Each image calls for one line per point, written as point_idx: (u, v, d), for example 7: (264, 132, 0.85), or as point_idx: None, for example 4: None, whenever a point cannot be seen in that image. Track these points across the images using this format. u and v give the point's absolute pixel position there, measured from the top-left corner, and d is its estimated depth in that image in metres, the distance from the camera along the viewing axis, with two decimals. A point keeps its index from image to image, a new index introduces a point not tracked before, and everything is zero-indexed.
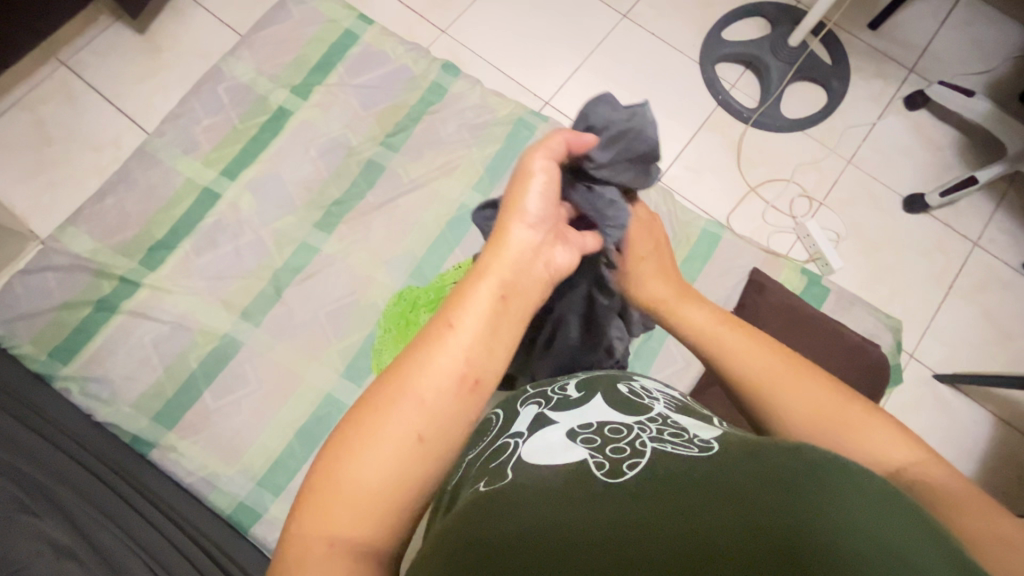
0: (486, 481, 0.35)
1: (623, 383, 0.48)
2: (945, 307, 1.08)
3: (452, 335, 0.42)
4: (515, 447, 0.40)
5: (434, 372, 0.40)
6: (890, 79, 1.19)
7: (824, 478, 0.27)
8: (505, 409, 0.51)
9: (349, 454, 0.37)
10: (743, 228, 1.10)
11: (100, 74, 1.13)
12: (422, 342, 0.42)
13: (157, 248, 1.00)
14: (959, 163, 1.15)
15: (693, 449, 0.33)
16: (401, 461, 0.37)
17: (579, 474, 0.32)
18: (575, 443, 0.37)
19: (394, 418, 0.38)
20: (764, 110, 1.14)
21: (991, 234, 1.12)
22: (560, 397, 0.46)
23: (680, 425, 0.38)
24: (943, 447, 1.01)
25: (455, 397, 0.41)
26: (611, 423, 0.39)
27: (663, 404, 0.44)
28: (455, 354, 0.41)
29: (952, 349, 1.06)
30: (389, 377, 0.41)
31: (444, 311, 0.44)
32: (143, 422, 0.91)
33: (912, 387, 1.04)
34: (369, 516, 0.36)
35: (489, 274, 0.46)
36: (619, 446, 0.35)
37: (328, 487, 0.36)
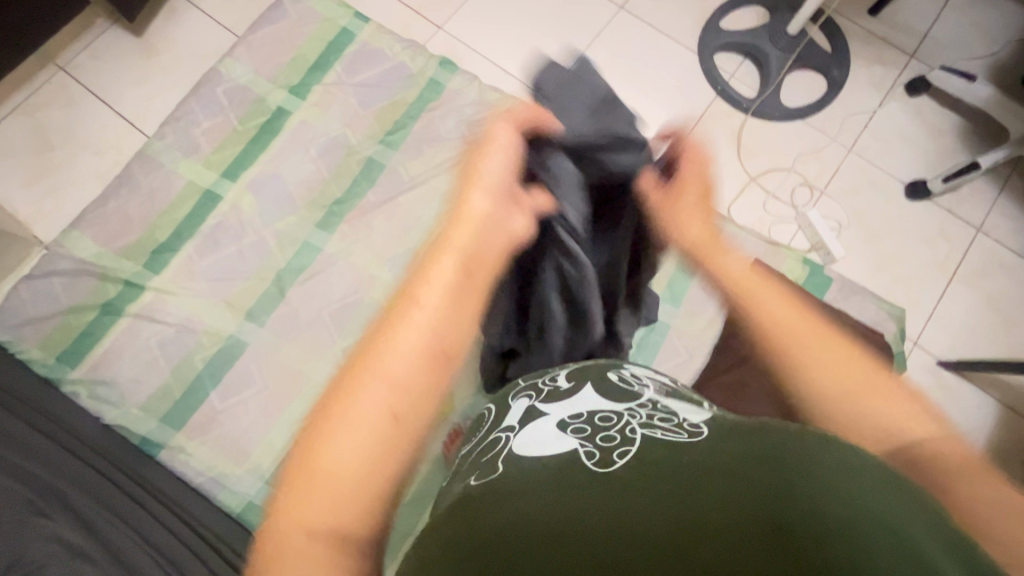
0: (478, 475, 0.36)
1: (613, 371, 0.48)
2: (948, 294, 1.08)
3: (414, 314, 0.44)
4: (506, 440, 0.41)
5: (400, 348, 0.42)
6: (890, 65, 1.18)
7: (809, 452, 0.27)
8: (497, 403, 0.54)
9: (323, 436, 0.37)
10: (745, 219, 1.10)
11: (99, 78, 1.13)
12: (389, 328, 0.44)
13: (160, 251, 1.00)
14: (961, 148, 1.14)
15: (683, 434, 0.33)
16: (374, 438, 0.37)
17: (569, 465, 0.32)
18: (566, 433, 0.37)
19: (363, 397, 0.39)
20: (763, 99, 1.13)
21: (994, 219, 1.11)
22: (551, 389, 0.47)
23: (670, 410, 0.39)
24: None
25: (423, 372, 0.41)
26: (601, 412, 0.39)
27: (654, 389, 0.45)
28: (418, 335, 0.43)
29: (956, 335, 1.06)
30: (358, 367, 0.42)
31: (409, 298, 0.46)
32: (151, 424, 0.92)
33: (916, 375, 1.04)
34: (346, 496, 0.35)
35: (451, 255, 0.49)
36: (609, 434, 0.35)
37: (304, 471, 0.36)
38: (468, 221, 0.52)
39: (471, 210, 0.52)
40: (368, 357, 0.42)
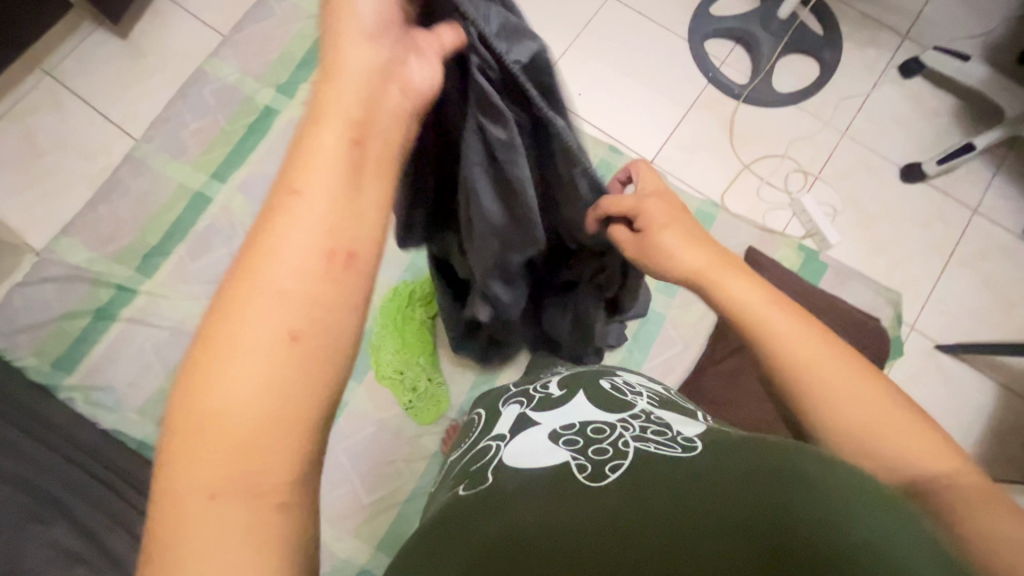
0: (466, 485, 0.37)
1: (607, 379, 0.48)
2: (946, 277, 1.07)
3: (294, 199, 0.31)
4: (496, 449, 0.41)
5: (285, 253, 0.30)
6: (883, 47, 1.16)
7: (819, 484, 0.25)
8: (486, 409, 0.56)
9: (201, 387, 0.27)
10: (739, 206, 1.09)
11: (86, 82, 1.12)
12: (265, 220, 0.31)
13: (152, 254, 1.00)
14: (956, 129, 1.13)
15: (676, 448, 0.32)
16: (275, 374, 0.28)
17: (559, 479, 0.31)
18: (558, 445, 0.36)
19: (244, 323, 0.28)
20: (755, 85, 1.12)
21: (990, 200, 1.11)
22: (542, 396, 0.48)
23: (664, 423, 0.38)
24: (946, 417, 1.01)
25: (324, 275, 0.30)
26: (594, 423, 0.38)
27: (646, 399, 0.44)
28: (308, 219, 0.31)
29: (953, 318, 1.05)
30: (231, 278, 0.30)
31: (287, 167, 0.33)
32: (148, 428, 0.92)
33: (914, 359, 1.03)
34: (252, 449, 0.27)
35: (342, 115, 0.34)
36: (601, 447, 0.34)
37: (187, 436, 0.27)
38: (372, 61, 0.35)
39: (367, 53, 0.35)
40: (244, 261, 0.30)
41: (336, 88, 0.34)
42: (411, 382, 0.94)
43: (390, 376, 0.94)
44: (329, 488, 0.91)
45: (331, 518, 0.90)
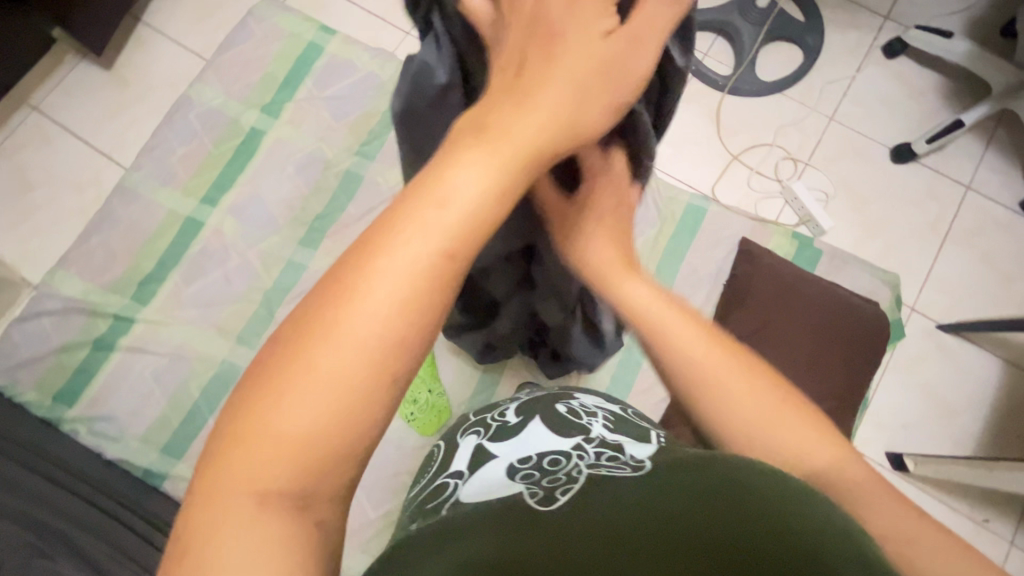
0: (424, 521, 0.40)
1: (562, 403, 0.51)
2: (943, 256, 1.06)
3: (405, 230, 0.28)
4: (455, 488, 0.44)
5: (402, 260, 0.28)
6: (865, 29, 1.16)
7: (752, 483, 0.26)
8: (448, 440, 0.59)
9: (272, 399, 0.26)
10: (730, 197, 1.08)
11: (73, 115, 1.13)
12: (374, 236, 0.29)
13: (147, 281, 1.00)
14: (945, 107, 1.12)
15: (627, 470, 0.33)
16: (343, 407, 0.26)
17: (512, 506, 0.31)
18: (514, 480, 0.38)
19: (326, 351, 0.27)
20: (739, 75, 1.12)
21: (983, 175, 1.10)
22: (499, 425, 0.52)
23: (617, 446, 0.40)
24: (951, 397, 1.00)
25: (418, 319, 0.28)
26: (551, 454, 0.41)
27: (601, 421, 0.48)
28: (421, 256, 0.28)
29: (953, 296, 1.05)
30: (326, 290, 0.28)
31: (413, 187, 0.30)
32: (152, 455, 0.92)
33: (916, 341, 1.03)
34: (302, 474, 0.26)
35: (483, 154, 0.31)
36: (554, 476, 0.35)
37: (242, 445, 0.26)
38: (527, 116, 0.32)
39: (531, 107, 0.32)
40: (344, 276, 0.28)
41: (489, 128, 0.32)
42: (412, 394, 0.93)
43: None
44: None
45: None
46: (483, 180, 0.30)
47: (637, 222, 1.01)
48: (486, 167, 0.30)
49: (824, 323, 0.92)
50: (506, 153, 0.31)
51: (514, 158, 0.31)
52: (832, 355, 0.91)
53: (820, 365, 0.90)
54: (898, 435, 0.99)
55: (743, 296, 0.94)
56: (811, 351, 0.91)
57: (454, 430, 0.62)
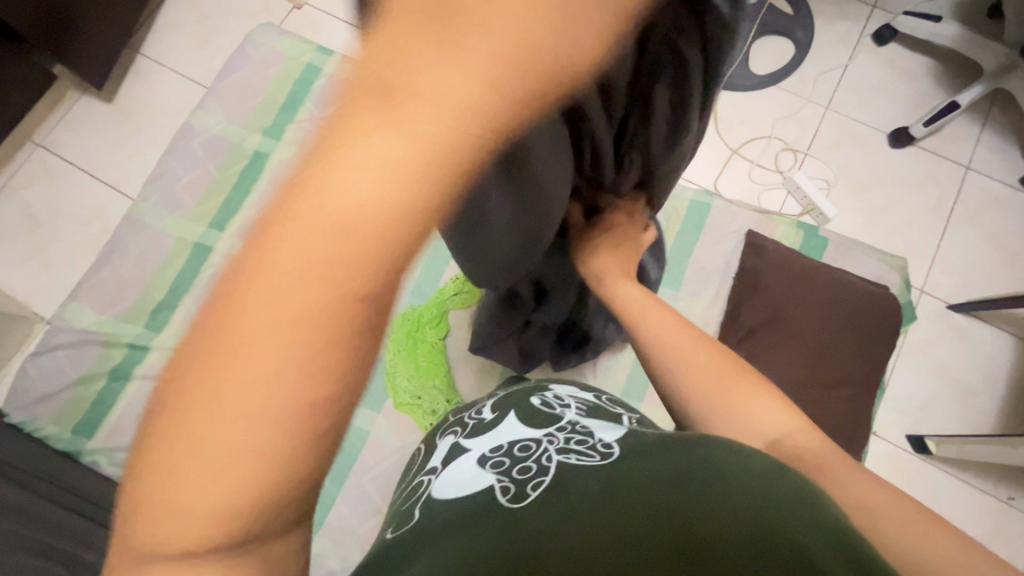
0: (397, 525, 0.41)
1: (537, 395, 0.51)
2: (948, 236, 1.07)
3: (292, 259, 0.22)
4: (429, 482, 0.44)
5: (279, 295, 0.22)
6: (854, 18, 1.17)
7: (718, 467, 0.31)
8: (427, 441, 0.59)
9: (176, 467, 0.22)
10: (732, 191, 1.09)
11: (76, 149, 1.14)
12: (264, 257, 0.22)
13: (159, 309, 1.01)
14: (938, 90, 1.14)
15: (595, 457, 0.37)
16: (261, 459, 0.22)
17: (488, 503, 0.35)
18: (484, 469, 0.40)
19: (230, 405, 0.22)
20: (732, 71, 1.13)
21: (982, 155, 1.11)
22: (476, 422, 0.51)
23: (586, 430, 0.42)
24: (967, 376, 1.00)
25: (327, 368, 0.23)
26: (520, 442, 0.42)
27: (575, 410, 0.48)
28: (332, 284, 0.22)
29: (960, 276, 1.05)
30: (215, 333, 0.22)
31: (305, 181, 0.22)
32: None
33: (927, 322, 1.03)
34: (214, 529, 0.23)
35: (392, 117, 0.20)
36: (525, 466, 0.39)
37: (155, 514, 0.23)
38: (468, 37, 0.19)
39: (479, 31, 0.19)
40: (233, 314, 0.22)
41: (403, 68, 0.20)
42: (430, 405, 0.94)
43: (408, 402, 0.95)
44: (360, 519, 0.91)
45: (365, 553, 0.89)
46: (409, 163, 0.21)
47: None
48: (407, 146, 0.20)
49: (835, 310, 0.93)
50: (449, 111, 0.20)
51: (460, 116, 0.20)
52: (847, 344, 0.92)
53: (834, 353, 0.91)
54: (917, 417, 0.99)
55: (754, 287, 0.95)
56: (825, 339, 0.92)
57: (434, 429, 0.61)
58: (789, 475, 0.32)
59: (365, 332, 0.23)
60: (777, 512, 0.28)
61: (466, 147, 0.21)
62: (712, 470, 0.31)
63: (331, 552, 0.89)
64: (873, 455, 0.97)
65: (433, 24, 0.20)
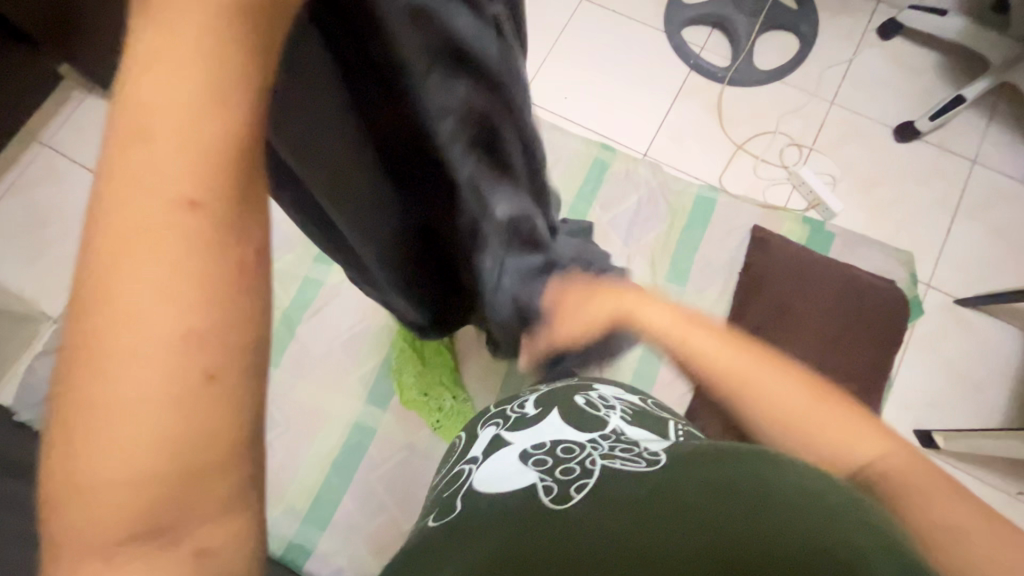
0: (437, 515, 0.41)
1: (581, 395, 0.52)
2: (955, 231, 1.07)
3: (163, 171, 0.20)
4: (469, 473, 0.45)
5: (154, 208, 0.20)
6: (859, 12, 1.17)
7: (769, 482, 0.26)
8: (467, 430, 0.59)
9: (87, 416, 0.19)
10: (738, 187, 1.09)
11: (82, 149, 1.14)
12: (127, 165, 0.20)
13: None
14: (943, 84, 1.13)
15: (641, 463, 0.34)
16: (168, 354, 0.19)
17: (530, 503, 0.33)
18: (527, 466, 0.40)
19: (107, 324, 0.19)
20: (737, 66, 1.13)
21: (988, 149, 1.10)
22: (518, 416, 0.51)
23: (633, 440, 0.41)
24: (975, 370, 1.00)
25: (218, 284, 0.20)
26: (565, 442, 0.42)
27: (619, 415, 0.48)
28: (175, 152, 0.20)
29: (968, 271, 1.05)
30: (95, 256, 0.20)
31: (137, 75, 0.20)
32: None
33: (935, 317, 1.03)
34: (130, 503, 0.19)
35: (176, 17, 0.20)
36: (569, 468, 0.37)
37: (70, 480, 0.19)
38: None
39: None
40: (106, 231, 0.20)
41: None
42: (436, 401, 0.94)
43: (414, 398, 0.94)
44: (368, 516, 0.91)
45: (372, 550, 0.90)
46: (229, 18, 0.20)
47: (647, 218, 1.02)
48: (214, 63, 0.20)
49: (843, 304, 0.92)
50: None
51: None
52: (858, 336, 0.91)
53: (841, 347, 0.91)
54: (924, 412, 0.98)
55: (760, 283, 0.95)
56: (831, 334, 0.92)
57: (475, 418, 0.61)
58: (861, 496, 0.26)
59: (229, 206, 0.21)
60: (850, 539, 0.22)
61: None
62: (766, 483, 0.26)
63: (338, 549, 0.90)
64: None
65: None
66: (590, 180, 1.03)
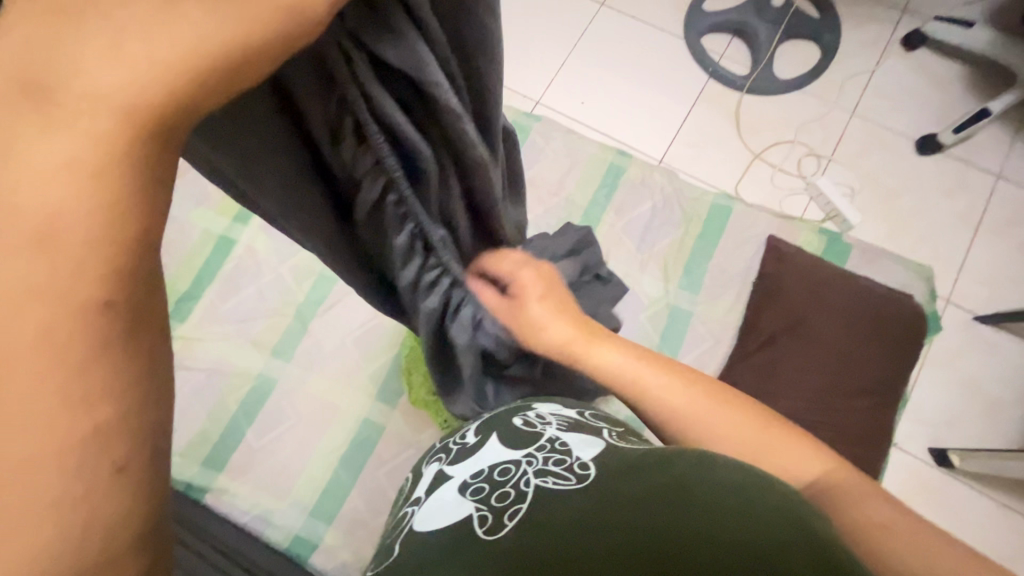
0: (377, 563, 0.43)
1: (520, 416, 0.52)
2: (976, 247, 1.04)
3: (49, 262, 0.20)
4: (413, 513, 0.47)
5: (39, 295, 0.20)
6: (884, 23, 1.16)
7: (692, 478, 0.32)
8: (415, 470, 0.60)
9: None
10: (754, 196, 1.08)
11: None
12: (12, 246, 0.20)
13: (182, 300, 1.01)
14: (969, 97, 1.11)
15: (571, 480, 0.38)
16: (74, 447, 0.21)
17: (466, 535, 0.37)
18: (465, 497, 0.42)
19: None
20: (757, 74, 1.12)
21: (1013, 164, 1.08)
22: (460, 447, 0.53)
23: (566, 449, 0.43)
24: (993, 389, 0.98)
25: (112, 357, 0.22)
26: (500, 464, 0.44)
27: (556, 426, 0.49)
28: (74, 253, 0.20)
29: (988, 288, 1.03)
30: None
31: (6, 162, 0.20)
32: (194, 469, 0.93)
33: (953, 334, 1.01)
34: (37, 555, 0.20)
35: (62, 121, 0.20)
36: (503, 493, 0.40)
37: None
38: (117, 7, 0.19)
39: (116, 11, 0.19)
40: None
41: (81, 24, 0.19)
42: None
43: (422, 398, 0.94)
44: (372, 513, 0.92)
45: (377, 545, 0.90)
46: (122, 135, 0.20)
47: (660, 225, 1.02)
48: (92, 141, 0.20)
49: (854, 316, 0.91)
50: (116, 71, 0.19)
51: (158, 75, 0.19)
52: (871, 351, 0.90)
53: (854, 360, 0.90)
54: (941, 429, 0.96)
55: (775, 293, 0.94)
56: (845, 346, 0.90)
57: (423, 458, 0.62)
58: (764, 479, 0.32)
59: (134, 291, 0.22)
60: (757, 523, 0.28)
61: (212, 62, 0.20)
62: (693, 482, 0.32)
63: (342, 543, 0.90)
64: (891, 466, 0.95)
65: (67, 22, 0.19)
66: (604, 185, 1.03)
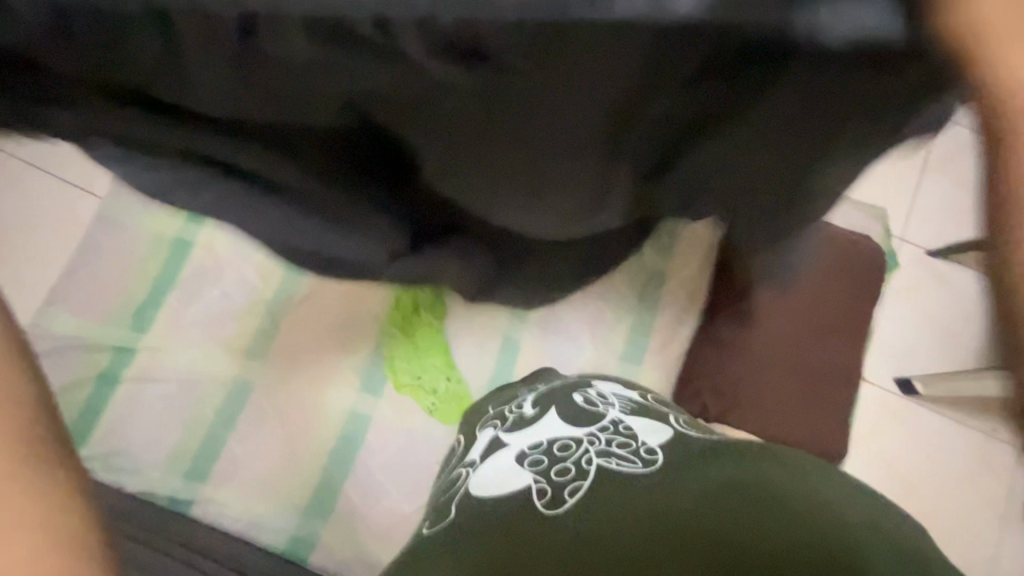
0: (437, 515, 0.58)
1: (579, 393, 0.65)
2: (926, 185, 1.09)
3: None
4: (467, 476, 0.61)
5: None
6: None
7: (765, 501, 0.43)
8: (466, 434, 0.72)
9: None
10: None
11: None
12: None
13: (143, 309, 0.95)
14: None
15: (638, 463, 0.51)
16: None
17: (531, 505, 0.49)
18: (524, 467, 0.55)
19: None
20: None
21: None
22: (515, 417, 0.65)
23: (629, 433, 0.56)
24: (948, 317, 1.04)
25: None
26: (559, 441, 0.57)
27: (616, 408, 0.62)
28: None
29: (939, 223, 1.08)
30: None
31: None
32: (176, 483, 0.89)
33: (910, 270, 1.06)
34: None
35: None
36: (567, 468, 0.52)
37: None
38: None
39: None
40: None
41: None
42: (431, 384, 0.94)
43: (407, 379, 0.94)
44: (370, 504, 0.91)
45: (376, 535, 0.90)
46: None
47: None
48: None
49: (852, 277, 0.96)
50: None
51: None
52: (842, 295, 0.95)
53: (828, 304, 0.95)
54: (904, 360, 1.02)
55: None
56: (833, 306, 0.95)
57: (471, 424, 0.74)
58: (822, 514, 0.41)
59: None
60: (802, 539, 0.40)
61: None
62: (763, 500, 0.43)
63: (342, 537, 0.89)
64: (864, 399, 1.00)
65: None
66: None
